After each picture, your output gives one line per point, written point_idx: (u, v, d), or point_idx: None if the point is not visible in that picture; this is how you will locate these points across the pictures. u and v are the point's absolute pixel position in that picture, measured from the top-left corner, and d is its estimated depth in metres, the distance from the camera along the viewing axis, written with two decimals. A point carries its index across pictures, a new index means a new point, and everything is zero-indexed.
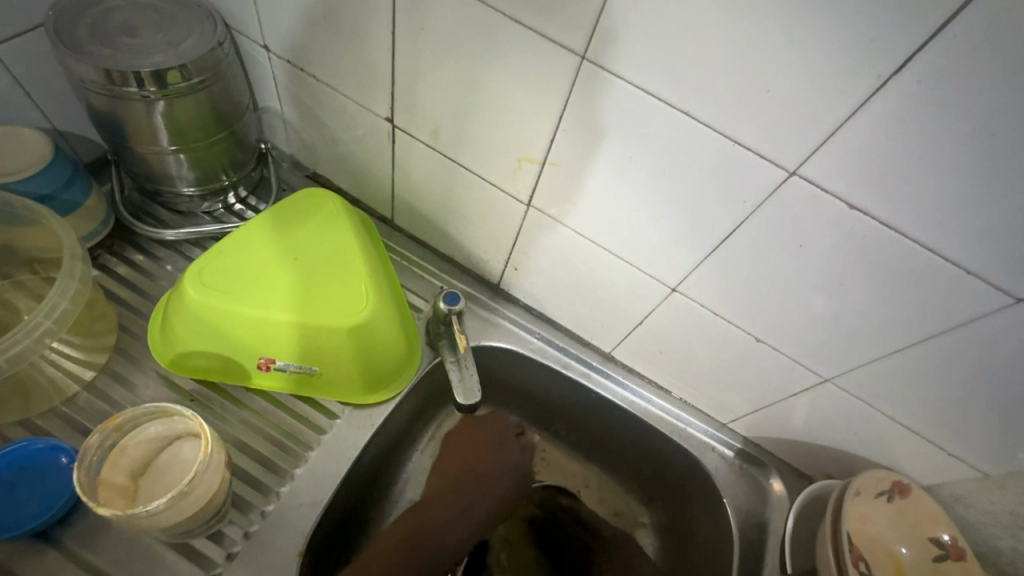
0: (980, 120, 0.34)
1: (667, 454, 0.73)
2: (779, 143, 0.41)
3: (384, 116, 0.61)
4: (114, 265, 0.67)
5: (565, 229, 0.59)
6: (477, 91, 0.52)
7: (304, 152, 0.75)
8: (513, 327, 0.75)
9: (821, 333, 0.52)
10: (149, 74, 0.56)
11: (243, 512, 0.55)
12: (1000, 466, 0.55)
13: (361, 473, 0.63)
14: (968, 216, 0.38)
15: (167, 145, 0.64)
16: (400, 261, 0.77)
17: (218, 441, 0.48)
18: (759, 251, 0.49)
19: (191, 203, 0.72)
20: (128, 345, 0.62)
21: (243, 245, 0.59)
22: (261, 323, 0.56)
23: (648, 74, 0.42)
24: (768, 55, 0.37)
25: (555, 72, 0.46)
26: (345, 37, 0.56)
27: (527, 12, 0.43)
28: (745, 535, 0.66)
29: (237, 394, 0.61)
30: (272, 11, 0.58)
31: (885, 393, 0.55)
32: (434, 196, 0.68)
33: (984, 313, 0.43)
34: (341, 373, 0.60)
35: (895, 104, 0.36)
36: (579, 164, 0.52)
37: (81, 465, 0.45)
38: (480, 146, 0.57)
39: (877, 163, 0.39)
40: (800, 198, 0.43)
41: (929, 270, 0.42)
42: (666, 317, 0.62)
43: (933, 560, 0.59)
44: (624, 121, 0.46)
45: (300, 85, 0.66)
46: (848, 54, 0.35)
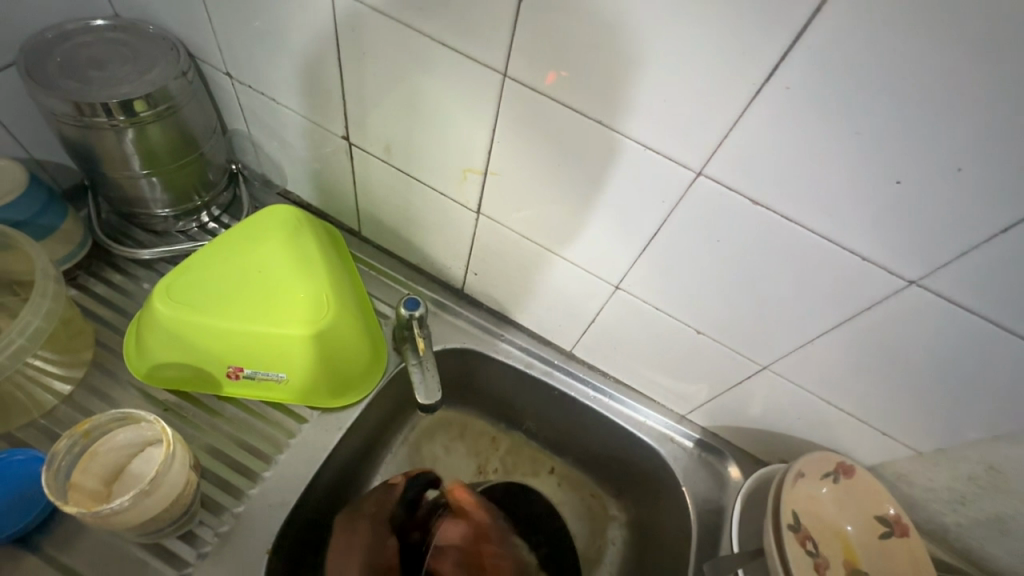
0: (854, 123, 0.37)
1: (629, 446, 0.76)
2: (684, 147, 0.44)
3: (341, 135, 0.65)
4: (92, 285, 0.70)
5: (513, 234, 0.63)
6: (418, 108, 0.55)
7: (272, 171, 0.79)
8: (477, 331, 0.78)
9: (753, 321, 0.55)
10: (117, 104, 0.59)
11: (215, 514, 0.58)
12: (932, 444, 0.57)
13: (330, 475, 0.66)
14: (861, 209, 0.41)
15: (138, 170, 0.68)
16: (368, 271, 0.80)
17: (182, 442, 0.51)
18: (686, 248, 0.52)
19: (166, 224, 0.76)
20: (105, 360, 0.65)
21: (210, 261, 0.62)
22: (226, 334, 0.60)
23: (562, 88, 0.45)
24: (663, 67, 0.40)
25: (483, 89, 0.49)
26: (296, 63, 0.60)
27: (451, 35, 0.47)
28: (703, 520, 0.68)
29: (210, 403, 0.65)
30: (230, 40, 0.62)
31: (819, 378, 0.58)
32: (393, 207, 0.71)
33: (885, 296, 0.46)
34: (306, 379, 0.63)
35: (778, 108, 0.38)
36: (515, 173, 0.55)
37: (48, 469, 0.47)
38: (428, 158, 0.60)
39: (773, 163, 0.41)
40: (711, 197, 0.46)
41: (836, 259, 0.45)
42: (614, 313, 0.65)
43: (879, 537, 0.62)
44: (549, 130, 0.49)
45: (261, 108, 0.69)
46: (730, 65, 0.38)
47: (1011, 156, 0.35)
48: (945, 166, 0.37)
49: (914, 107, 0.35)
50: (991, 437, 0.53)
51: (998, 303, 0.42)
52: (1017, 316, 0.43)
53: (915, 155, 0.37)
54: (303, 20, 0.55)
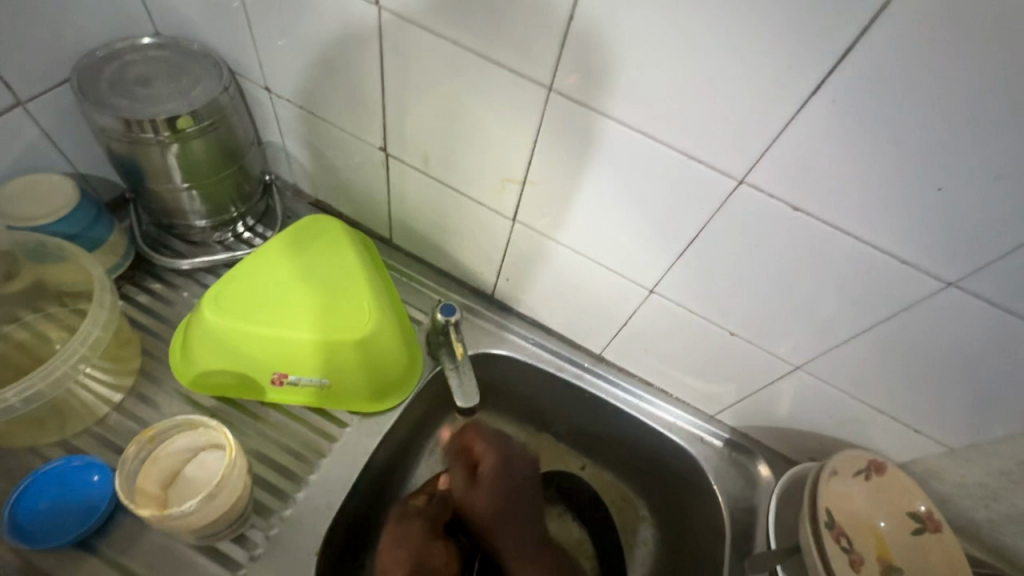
0: (896, 133, 0.39)
1: (659, 447, 0.77)
2: (726, 157, 0.46)
3: (378, 146, 0.67)
4: (135, 295, 0.72)
5: (549, 241, 0.64)
6: (459, 120, 0.57)
7: (306, 181, 0.81)
8: (507, 335, 0.80)
9: (788, 323, 0.57)
10: (163, 120, 0.62)
11: (264, 516, 0.60)
12: (964, 441, 0.59)
13: (371, 478, 0.68)
14: (901, 214, 0.43)
15: (180, 183, 0.70)
16: (399, 277, 0.81)
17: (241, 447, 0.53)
18: (723, 252, 0.53)
19: (203, 234, 0.78)
20: (151, 368, 0.67)
21: (254, 270, 0.64)
22: (272, 341, 0.61)
23: (607, 100, 0.47)
24: (709, 81, 0.42)
25: (526, 102, 0.51)
26: (338, 78, 0.62)
27: (497, 50, 0.49)
28: (736, 519, 0.70)
29: (254, 408, 0.66)
30: (271, 56, 0.64)
31: (852, 378, 0.59)
32: (427, 216, 0.73)
33: (923, 298, 0.48)
34: (348, 384, 0.65)
35: (821, 118, 0.40)
36: (555, 182, 0.57)
37: (118, 474, 0.50)
38: (466, 168, 0.62)
39: (816, 171, 0.43)
40: (751, 204, 0.48)
41: (874, 262, 0.47)
42: (647, 317, 0.66)
43: (912, 534, 0.63)
44: (590, 140, 0.51)
45: (299, 121, 0.71)
46: (776, 77, 0.39)
47: None
48: (987, 173, 0.38)
49: (957, 116, 0.36)
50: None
51: None
52: None
53: (957, 163, 0.38)
54: (347, 36, 0.57)
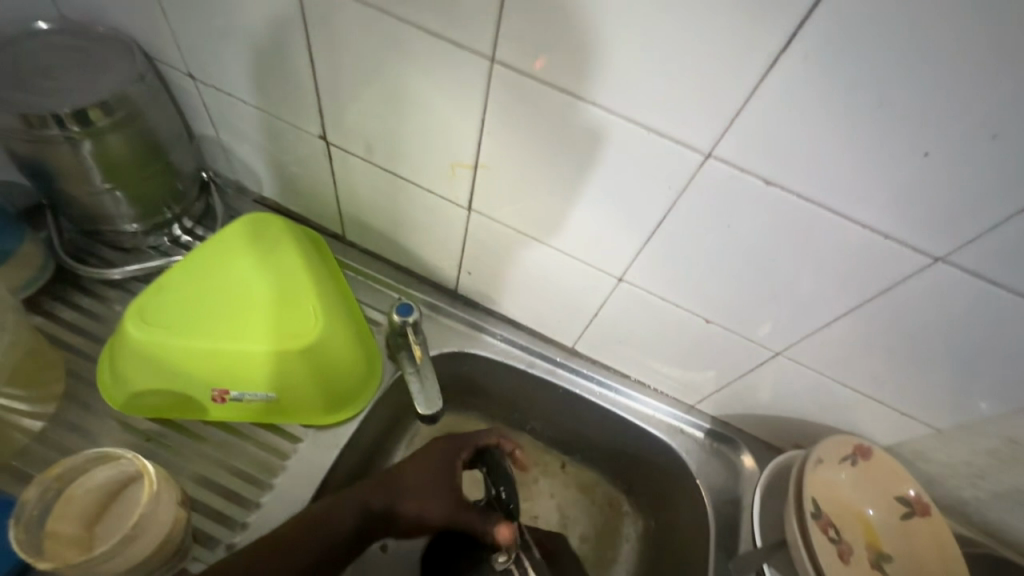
0: (876, 92, 0.34)
1: (638, 441, 0.74)
2: (690, 128, 0.41)
3: (317, 135, 0.61)
4: (58, 310, 0.65)
5: (510, 230, 0.59)
6: (400, 101, 0.51)
7: (246, 176, 0.74)
8: (474, 331, 0.75)
9: (766, 307, 0.53)
10: (69, 113, 0.54)
11: (210, 547, 0.55)
12: (952, 421, 0.56)
13: (331, 494, 0.63)
14: (882, 183, 0.38)
15: (100, 184, 0.63)
16: (355, 276, 0.76)
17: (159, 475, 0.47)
18: (694, 235, 0.49)
19: (135, 239, 0.71)
20: (78, 391, 0.61)
21: (188, 277, 0.58)
22: (208, 356, 0.56)
23: (557, 70, 0.42)
24: (668, 43, 0.37)
25: (468, 77, 0.46)
26: (264, 59, 0.55)
27: (431, 19, 0.43)
28: (720, 512, 0.66)
29: (197, 428, 0.61)
30: (189, 38, 0.58)
31: (834, 362, 0.56)
32: (379, 209, 0.68)
33: (907, 275, 0.44)
34: (298, 396, 0.60)
35: (792, 80, 0.36)
36: (509, 165, 0.52)
37: (17, 522, 0.43)
38: (413, 155, 0.56)
39: (789, 140, 0.39)
40: (720, 179, 0.43)
41: (854, 238, 0.43)
42: (618, 306, 0.62)
43: (900, 519, 0.61)
44: (543, 117, 0.46)
45: (231, 110, 0.65)
46: (740, 35, 0.35)
47: None
48: (978, 133, 0.34)
49: (944, 69, 0.32)
50: (1018, 412, 0.51)
51: None
52: None
53: (945, 121, 0.34)
54: (266, 10, 0.50)
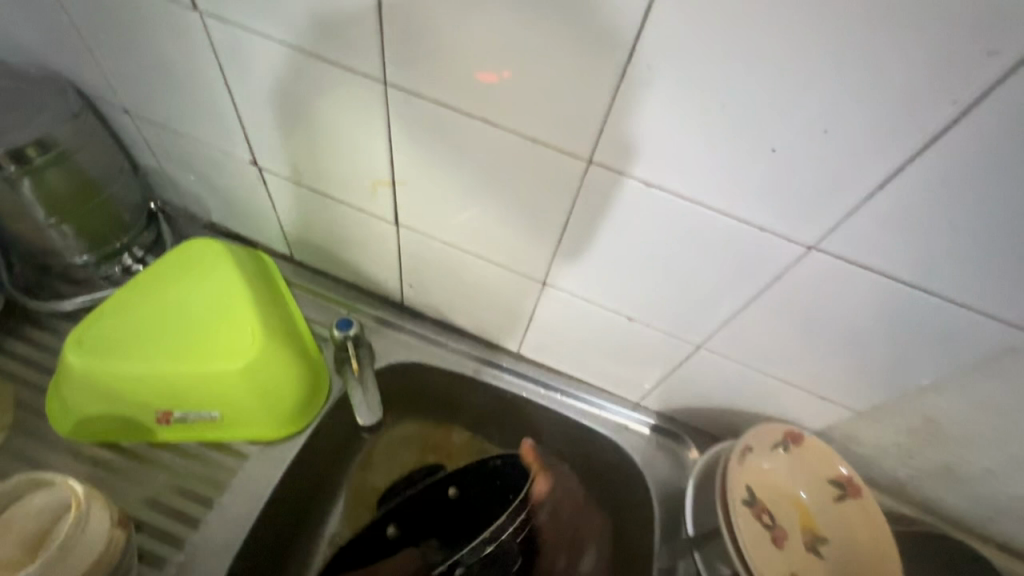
0: (718, 96, 0.37)
1: (588, 441, 0.75)
2: (569, 137, 0.44)
3: (248, 160, 0.64)
4: (12, 345, 0.68)
5: (436, 241, 0.62)
6: (313, 124, 0.54)
7: (193, 204, 0.77)
8: (421, 342, 0.76)
9: (680, 302, 0.55)
10: (5, 153, 0.58)
11: (156, 567, 0.57)
12: (870, 403, 0.57)
13: (281, 507, 0.65)
14: (747, 179, 0.41)
15: (44, 220, 0.65)
16: (305, 295, 0.77)
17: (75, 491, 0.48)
18: (599, 236, 0.51)
19: (87, 271, 0.72)
20: (29, 422, 0.62)
21: (125, 304, 0.60)
22: (146, 379, 0.57)
23: (442, 89, 0.45)
24: (531, 61, 0.40)
25: (366, 98, 0.49)
26: (187, 92, 0.58)
27: (325, 48, 0.46)
28: (665, 504, 0.68)
29: (145, 451, 0.62)
30: (117, 76, 0.60)
31: (751, 353, 0.58)
32: (318, 228, 0.70)
33: (792, 264, 0.46)
34: (241, 413, 0.62)
35: (643, 89, 0.38)
36: (420, 178, 0.54)
37: None
38: (337, 175, 0.59)
39: (657, 143, 0.41)
40: (607, 182, 0.46)
41: (738, 232, 0.45)
42: (548, 309, 0.64)
43: (834, 501, 0.62)
44: (441, 133, 0.49)
45: (167, 141, 0.67)
46: (588, 49, 0.38)
47: (872, 109, 0.34)
48: (812, 128, 0.36)
49: (769, 72, 0.35)
50: (924, 389, 0.53)
51: (901, 259, 0.42)
52: (921, 269, 0.42)
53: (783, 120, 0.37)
54: (179, 46, 0.53)
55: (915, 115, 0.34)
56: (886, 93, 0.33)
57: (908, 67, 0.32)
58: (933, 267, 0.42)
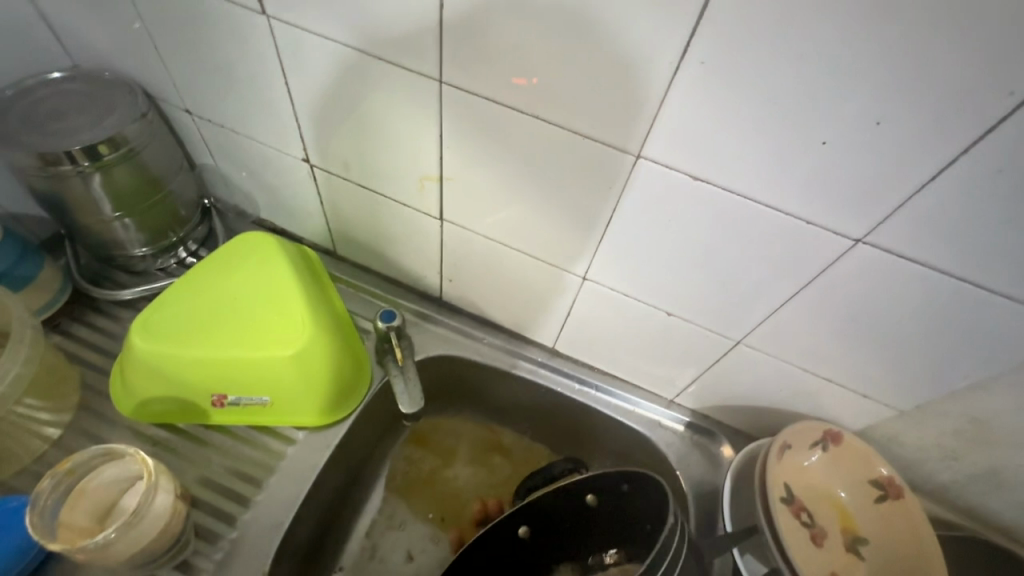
0: (767, 91, 0.38)
1: (621, 437, 0.76)
2: (619, 133, 0.45)
3: (301, 158, 0.67)
4: (75, 329, 0.71)
5: (479, 237, 0.64)
6: (368, 121, 0.57)
7: (243, 200, 0.80)
8: (458, 336, 0.78)
9: (722, 297, 0.56)
10: (80, 150, 0.61)
11: (209, 542, 0.59)
12: (914, 402, 0.57)
13: (324, 491, 0.67)
14: (796, 173, 0.41)
15: (110, 213, 0.69)
16: (347, 288, 0.80)
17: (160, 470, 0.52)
18: (642, 231, 0.53)
19: (145, 262, 0.77)
20: (92, 402, 0.66)
21: (186, 293, 0.64)
22: (204, 363, 0.60)
23: (495, 87, 0.47)
24: (585, 60, 0.41)
25: (422, 96, 0.51)
26: (248, 92, 0.62)
27: (385, 49, 0.49)
28: (700, 501, 0.68)
29: (198, 433, 0.66)
30: (183, 77, 0.64)
31: (791, 350, 0.58)
32: (363, 224, 0.73)
33: (837, 258, 0.46)
34: (290, 399, 0.64)
35: (694, 84, 0.39)
36: (468, 175, 0.56)
37: (32, 510, 0.47)
38: (387, 172, 0.62)
39: (709, 139, 0.42)
40: (654, 177, 0.47)
41: (784, 225, 0.46)
42: (587, 304, 0.65)
43: (874, 502, 0.61)
44: (491, 130, 0.51)
45: (224, 140, 0.71)
46: (645, 45, 0.39)
47: (927, 102, 0.35)
48: (864, 120, 0.37)
49: (823, 67, 0.35)
50: (971, 388, 0.52)
51: (953, 254, 0.42)
52: (971, 264, 0.42)
53: (831, 115, 0.37)
54: (245, 50, 0.56)
55: (973, 106, 0.34)
56: (945, 84, 0.34)
57: (965, 62, 0.32)
58: (983, 263, 0.42)
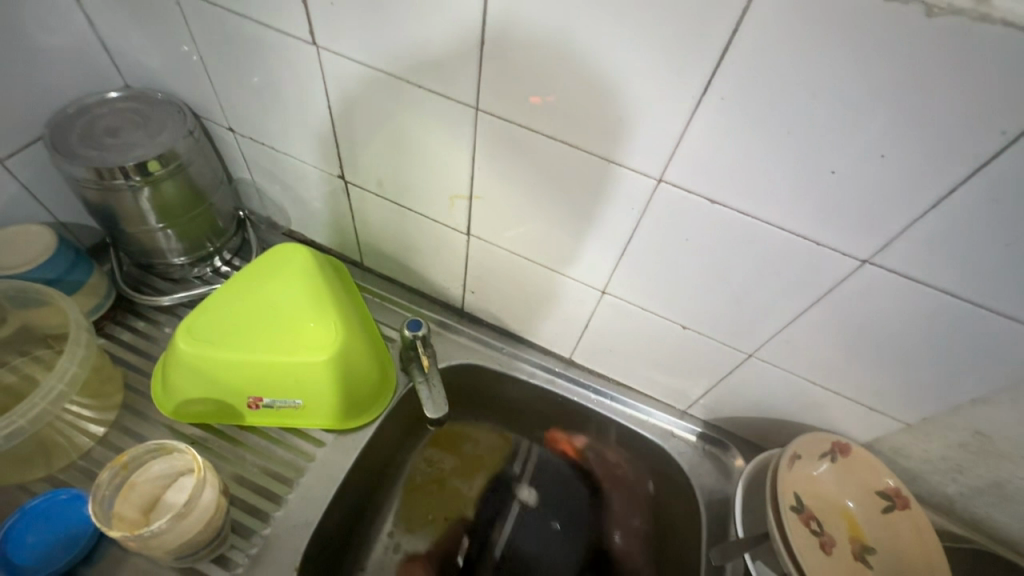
0: (779, 126, 0.41)
1: (636, 446, 0.78)
2: (640, 159, 0.49)
3: (336, 174, 0.71)
4: (118, 333, 0.75)
5: (503, 251, 0.67)
6: (405, 142, 0.61)
7: (276, 212, 0.85)
8: (478, 346, 0.81)
9: (735, 312, 0.59)
10: (133, 165, 0.65)
11: (244, 536, 0.62)
12: (919, 415, 0.59)
13: (351, 491, 0.70)
14: (807, 198, 0.45)
15: (155, 224, 0.73)
16: (372, 298, 0.84)
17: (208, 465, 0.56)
18: (660, 250, 0.56)
19: (183, 270, 0.81)
20: (133, 402, 0.70)
21: (227, 300, 0.67)
22: (244, 367, 0.64)
23: (525, 115, 0.51)
24: (612, 93, 0.45)
25: (457, 121, 0.55)
26: (290, 114, 0.66)
27: (424, 78, 0.53)
28: (712, 509, 0.70)
29: (233, 433, 0.69)
30: (229, 98, 0.68)
31: (802, 363, 0.60)
32: (392, 237, 0.76)
33: (845, 277, 0.49)
34: (321, 403, 0.68)
35: (712, 117, 0.43)
36: (497, 194, 0.60)
37: (94, 500, 0.52)
38: (420, 189, 0.65)
39: (725, 165, 0.46)
40: (672, 199, 0.51)
41: (796, 245, 0.49)
42: (605, 317, 0.69)
43: (881, 512, 0.64)
44: (521, 153, 0.54)
45: (262, 156, 0.75)
46: (668, 80, 0.42)
47: (929, 138, 0.38)
48: (870, 153, 0.40)
49: (833, 105, 0.39)
50: (973, 403, 0.55)
51: (954, 276, 0.45)
52: (973, 286, 0.45)
53: (839, 148, 0.41)
54: (292, 75, 0.61)
55: (973, 142, 0.37)
56: (946, 122, 0.37)
57: (961, 105, 0.36)
58: (985, 285, 0.45)
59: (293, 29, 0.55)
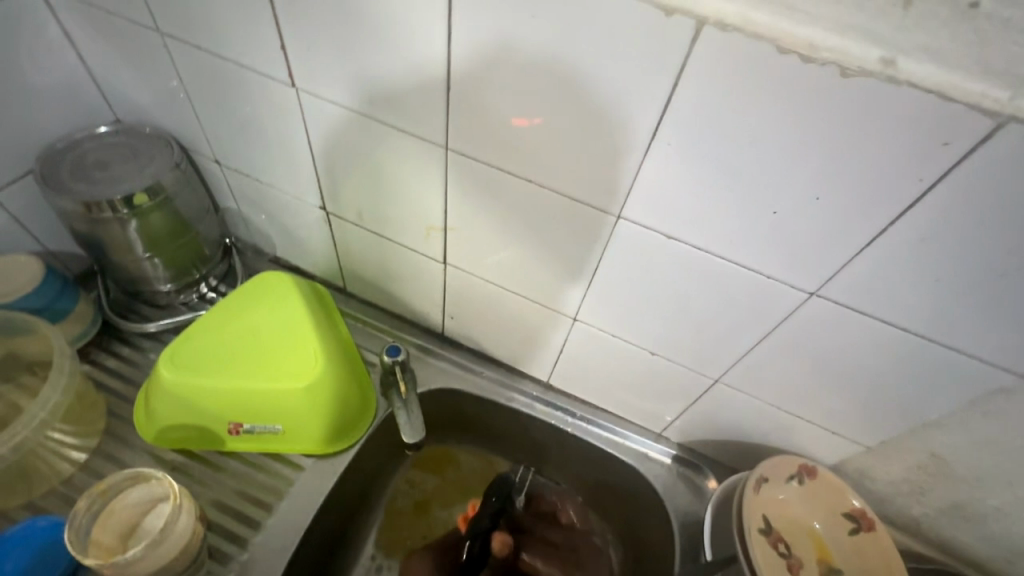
0: (722, 169, 0.44)
1: (612, 468, 0.79)
2: (600, 196, 0.51)
3: (318, 205, 0.73)
4: (103, 359, 0.77)
5: (478, 279, 0.70)
6: (381, 176, 0.63)
7: (261, 239, 0.87)
8: (457, 370, 0.83)
9: (700, 339, 0.61)
10: (120, 199, 0.67)
11: (221, 563, 0.63)
12: (879, 439, 0.61)
13: (330, 516, 0.71)
14: (755, 235, 0.47)
15: (141, 252, 0.76)
16: (354, 323, 0.86)
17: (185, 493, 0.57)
18: (624, 280, 0.58)
19: (169, 297, 0.83)
20: (116, 428, 0.71)
21: (211, 329, 0.69)
22: (224, 394, 0.66)
23: (491, 154, 0.54)
24: (570, 137, 0.48)
25: (428, 159, 0.58)
26: (272, 148, 0.69)
27: (396, 118, 0.56)
28: (686, 530, 0.72)
29: (214, 459, 0.70)
30: (214, 133, 0.71)
31: (765, 388, 0.62)
32: (372, 265, 0.79)
33: (796, 307, 0.52)
34: (300, 429, 0.69)
35: (662, 160, 0.46)
36: (469, 225, 0.63)
37: (70, 528, 0.53)
38: (396, 219, 0.68)
39: (677, 204, 0.48)
40: (632, 234, 0.53)
41: (749, 277, 0.51)
42: (578, 343, 0.71)
43: (848, 534, 0.65)
44: (489, 189, 0.57)
45: (247, 187, 0.78)
46: (619, 127, 0.45)
47: (858, 183, 0.41)
48: (807, 195, 0.43)
49: (769, 153, 0.41)
50: (926, 426, 0.57)
51: (895, 307, 0.47)
52: (914, 317, 0.47)
53: (778, 191, 0.43)
54: (273, 113, 0.63)
55: (898, 188, 0.40)
56: (871, 169, 0.39)
57: (882, 155, 0.38)
58: (924, 317, 0.47)
59: (272, 73, 0.58)
